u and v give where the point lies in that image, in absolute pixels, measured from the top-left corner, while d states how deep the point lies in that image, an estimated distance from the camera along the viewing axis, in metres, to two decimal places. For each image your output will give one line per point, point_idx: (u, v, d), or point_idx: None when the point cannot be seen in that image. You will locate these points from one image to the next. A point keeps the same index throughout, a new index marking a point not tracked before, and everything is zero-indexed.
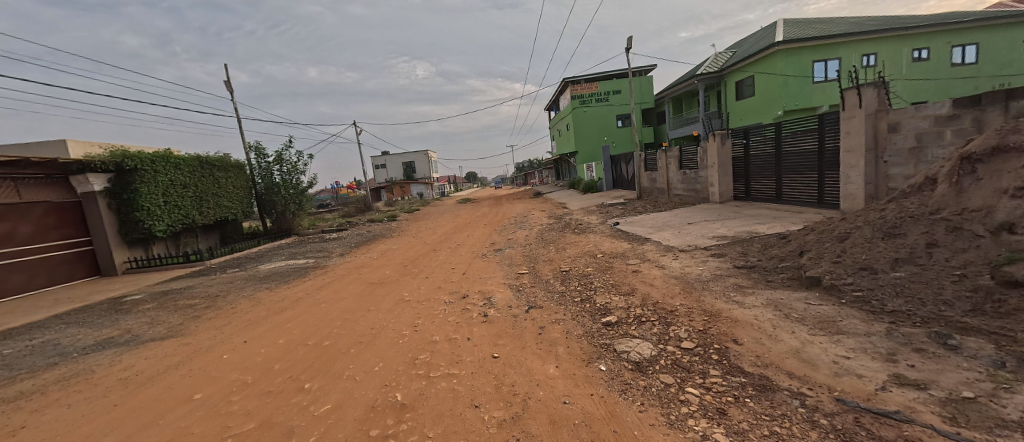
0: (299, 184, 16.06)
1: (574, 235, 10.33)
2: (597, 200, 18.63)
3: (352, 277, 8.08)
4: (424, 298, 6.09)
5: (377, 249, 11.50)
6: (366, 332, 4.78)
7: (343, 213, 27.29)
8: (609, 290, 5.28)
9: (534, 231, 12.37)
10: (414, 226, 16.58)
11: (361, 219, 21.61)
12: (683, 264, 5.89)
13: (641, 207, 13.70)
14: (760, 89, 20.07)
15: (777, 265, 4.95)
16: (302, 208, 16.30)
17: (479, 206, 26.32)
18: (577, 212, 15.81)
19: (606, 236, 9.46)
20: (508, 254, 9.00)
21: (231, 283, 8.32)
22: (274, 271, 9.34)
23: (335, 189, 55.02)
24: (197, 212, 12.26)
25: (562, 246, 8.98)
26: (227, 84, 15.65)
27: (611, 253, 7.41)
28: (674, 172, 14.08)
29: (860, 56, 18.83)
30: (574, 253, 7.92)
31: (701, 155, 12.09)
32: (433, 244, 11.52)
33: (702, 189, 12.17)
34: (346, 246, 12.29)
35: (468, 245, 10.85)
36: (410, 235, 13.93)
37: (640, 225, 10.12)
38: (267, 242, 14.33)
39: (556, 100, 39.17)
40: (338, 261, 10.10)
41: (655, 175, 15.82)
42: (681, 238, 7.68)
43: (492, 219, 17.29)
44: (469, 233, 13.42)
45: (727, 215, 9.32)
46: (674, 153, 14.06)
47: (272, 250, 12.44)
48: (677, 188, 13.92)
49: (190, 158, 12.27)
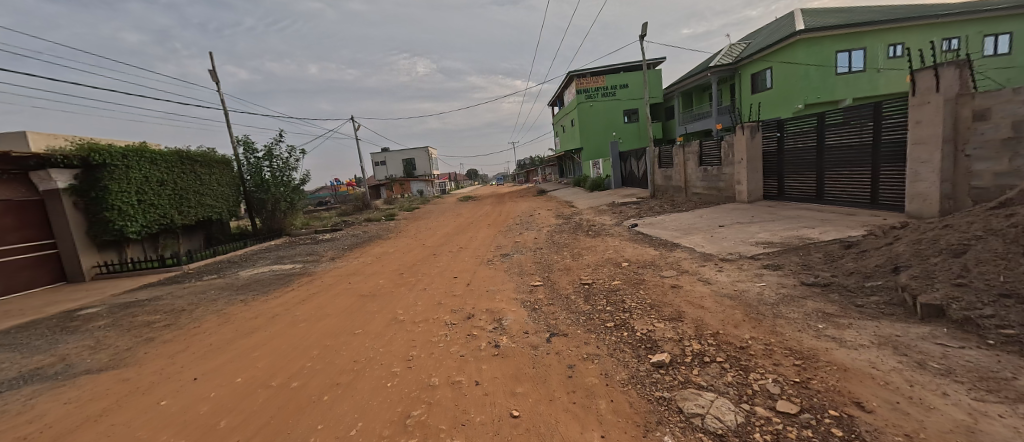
0: (291, 181, 15.08)
1: (588, 238, 9.31)
2: (606, 199, 17.61)
3: (340, 287, 7.08)
4: (422, 317, 5.09)
5: (371, 252, 10.49)
6: (345, 369, 3.77)
7: (340, 212, 26.26)
8: (649, 313, 4.26)
9: (542, 233, 11.33)
10: (413, 226, 15.56)
11: (357, 218, 20.59)
12: (733, 279, 4.87)
13: (657, 206, 12.67)
14: (779, 81, 18.98)
15: (863, 284, 3.93)
16: (294, 207, 15.34)
17: (481, 204, 25.28)
18: (587, 212, 14.77)
19: (626, 240, 8.42)
20: (516, 260, 7.98)
21: (202, 294, 7.34)
22: (255, 279, 8.34)
23: (334, 187, 53.89)
24: (177, 211, 11.29)
25: (577, 251, 7.97)
26: (212, 74, 14.61)
27: (638, 262, 6.40)
28: (693, 169, 13.05)
29: (887, 46, 17.69)
30: (595, 261, 6.90)
31: (726, 150, 11.06)
32: (433, 248, 10.49)
33: (727, 187, 11.15)
34: (338, 249, 11.29)
35: (471, 249, 9.82)
36: (408, 237, 12.91)
37: (663, 228, 9.10)
38: (255, 243, 13.38)
39: (560, 95, 38.04)
40: (327, 267, 9.11)
41: (670, 172, 14.78)
42: (718, 244, 6.66)
43: (495, 219, 16.25)
44: (471, 234, 12.39)
45: (762, 217, 8.29)
46: (693, 148, 13.02)
47: (259, 252, 11.49)
48: (697, 187, 12.88)
49: (169, 153, 11.29)
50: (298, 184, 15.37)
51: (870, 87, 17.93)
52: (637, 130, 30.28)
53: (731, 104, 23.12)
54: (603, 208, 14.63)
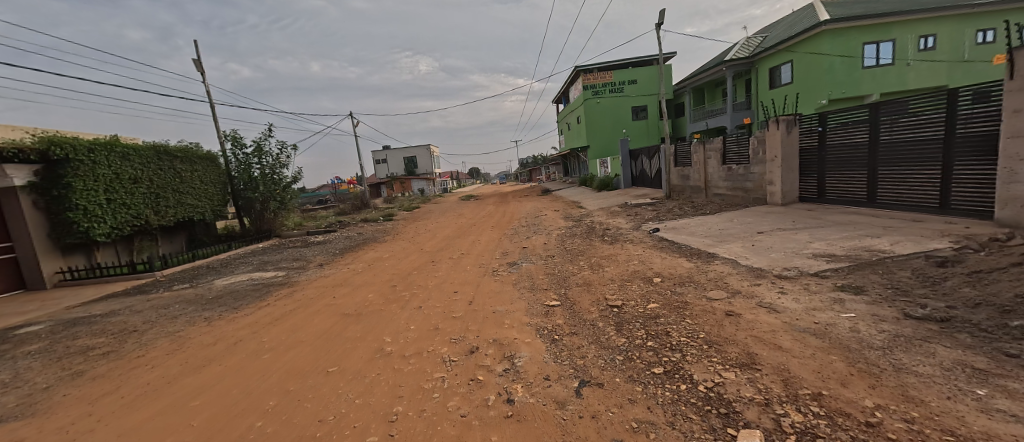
0: (281, 179, 14.09)
1: (605, 245, 8.29)
2: (617, 199, 16.62)
3: (320, 303, 6.09)
4: (413, 350, 4.09)
5: (363, 258, 9.48)
6: (305, 434, 2.79)
7: (337, 211, 25.32)
8: (708, 354, 3.24)
9: (552, 237, 10.35)
10: (412, 228, 14.57)
11: (355, 218, 19.64)
12: (806, 306, 3.86)
13: (677, 208, 11.63)
14: (800, 75, 17.93)
15: (1004, 323, 2.91)
16: (285, 206, 14.36)
17: (484, 204, 24.27)
18: (598, 213, 13.73)
19: (650, 248, 7.42)
20: (526, 271, 6.96)
21: (164, 309, 6.36)
22: (228, 290, 7.35)
23: (334, 185, 52.94)
24: (152, 211, 10.34)
25: (595, 262, 6.96)
26: (197, 63, 13.65)
27: (673, 277, 5.39)
28: (715, 167, 12.00)
29: (917, 37, 16.60)
30: (620, 275, 5.88)
31: (756, 147, 10.02)
32: (432, 253, 9.52)
33: (756, 188, 10.11)
34: (328, 253, 10.31)
35: (474, 256, 8.81)
36: (406, 240, 11.93)
37: (691, 234, 8.06)
38: (241, 245, 12.41)
39: (566, 91, 36.96)
40: (313, 275, 8.12)
41: (688, 171, 13.74)
42: (766, 256, 5.62)
43: (499, 220, 15.25)
44: (474, 238, 11.39)
45: (807, 222, 7.28)
46: (715, 145, 11.98)
47: (242, 257, 10.51)
48: (719, 187, 11.85)
49: (144, 148, 10.34)
50: (289, 183, 14.38)
51: (898, 81, 16.86)
52: (645, 127, 29.19)
53: (746, 100, 22.07)
54: (616, 210, 13.60)
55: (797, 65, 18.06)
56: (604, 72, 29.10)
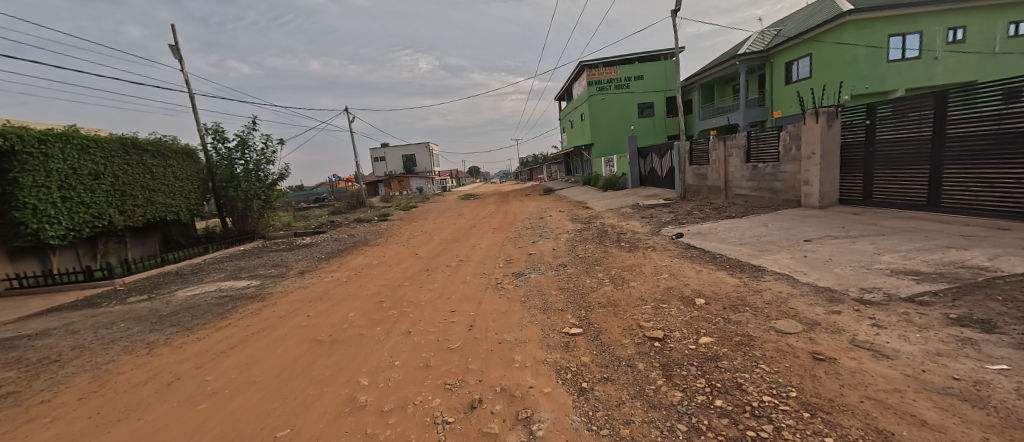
0: (267, 176, 13.04)
1: (624, 253, 7.27)
2: (627, 200, 15.62)
3: (290, 325, 5.07)
4: (394, 402, 3.08)
5: (350, 265, 8.46)
6: None
7: (332, 210, 24.30)
8: (816, 431, 2.23)
9: (560, 241, 9.34)
10: (408, 229, 13.56)
11: (348, 218, 18.61)
12: (926, 349, 2.85)
13: (696, 210, 10.62)
14: (820, 69, 16.96)
15: None
16: (271, 205, 13.33)
17: (484, 204, 23.26)
18: (607, 216, 12.71)
19: (678, 258, 6.41)
20: (535, 285, 5.94)
21: (105, 330, 5.35)
22: (188, 304, 6.33)
23: (331, 183, 51.88)
24: (116, 211, 9.32)
25: (616, 275, 5.95)
26: (174, 50, 12.60)
27: (719, 297, 4.38)
28: (737, 166, 11.00)
29: (946, 29, 15.61)
30: (652, 293, 4.86)
31: (788, 142, 9.00)
32: (427, 260, 8.50)
33: (787, 189, 9.12)
34: (312, 259, 9.30)
35: (474, 264, 7.78)
36: (399, 243, 10.92)
37: (722, 242, 7.05)
38: (220, 247, 11.39)
39: (569, 88, 35.94)
40: (289, 286, 7.09)
41: (705, 170, 12.72)
42: (830, 272, 4.61)
43: (501, 222, 14.24)
44: (474, 242, 10.38)
45: (861, 229, 6.28)
46: (738, 141, 10.97)
47: (217, 262, 9.49)
48: (743, 188, 10.87)
49: (108, 140, 9.33)
50: (275, 180, 13.33)
51: (925, 76, 15.86)
52: (652, 125, 28.18)
53: (759, 97, 21.09)
54: (627, 212, 12.58)
55: (817, 58, 17.07)
56: (609, 67, 28.07)
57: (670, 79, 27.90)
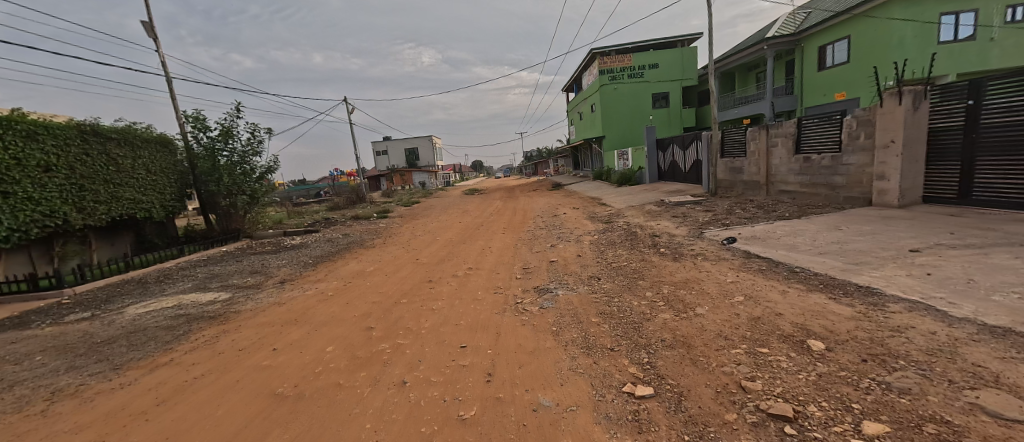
0: (253, 169, 11.77)
1: (669, 263, 5.96)
2: (649, 197, 14.28)
3: (245, 366, 3.79)
4: None
5: (339, 274, 7.20)
6: None
7: (332, 206, 23.09)
8: None
9: (585, 245, 8.04)
10: (408, 228, 12.31)
11: (346, 214, 17.37)
12: None
13: (738, 209, 9.29)
14: (857, 53, 16.17)
15: None
16: (259, 201, 12.06)
17: (491, 199, 21.94)
18: (630, 215, 11.38)
19: (745, 273, 5.08)
20: (567, 306, 4.66)
21: (11, 367, 4.11)
22: (132, 326, 5.08)
23: (333, 178, 50.66)
24: (73, 208, 8.06)
25: (672, 294, 4.65)
26: (148, 27, 11.30)
27: (845, 340, 3.06)
28: (785, 159, 9.68)
29: (1007, 8, 13.90)
30: (735, 326, 3.56)
31: (856, 130, 7.66)
32: (430, 268, 7.23)
33: (853, 184, 7.87)
34: (297, 264, 8.05)
35: (486, 274, 6.51)
36: (399, 246, 9.65)
37: (792, 249, 5.74)
38: (198, 248, 10.05)
39: (578, 78, 34.36)
40: (262, 301, 5.82)
41: (742, 163, 11.34)
42: (993, 303, 3.29)
43: (513, 220, 12.93)
44: (484, 244, 9.07)
45: (981, 235, 4.94)
46: (785, 130, 9.61)
47: (190, 267, 8.22)
48: (792, 183, 9.58)
49: (62, 127, 8.08)
50: (263, 173, 12.05)
51: (978, 60, 14.30)
52: (668, 116, 26.75)
53: (787, 85, 20.14)
54: (653, 211, 11.23)
55: (855, 41, 16.24)
56: (622, 55, 26.56)
57: (686, 67, 26.38)
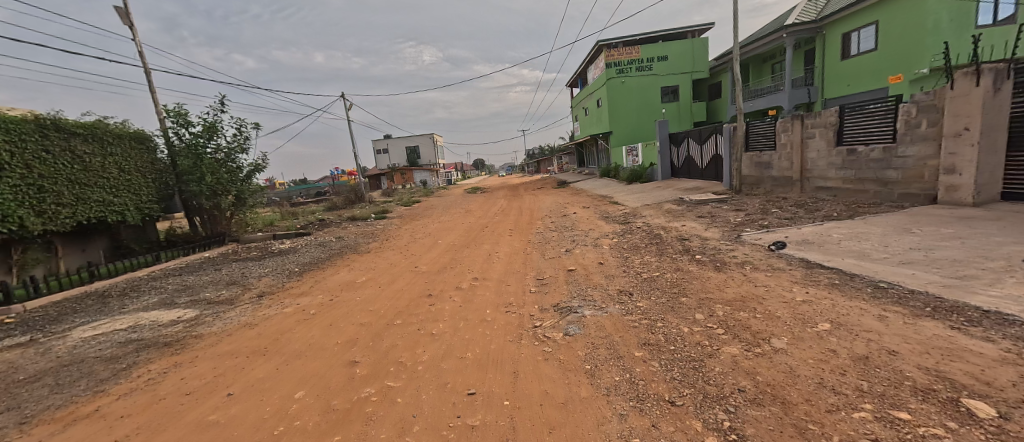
0: (240, 167, 10.85)
1: (712, 273, 5.03)
2: (664, 195, 13.33)
3: (184, 423, 2.86)
4: None
5: (327, 285, 6.30)
6: None
7: (328, 206, 22.22)
8: None
9: (604, 250, 7.13)
10: (408, 231, 11.37)
11: (342, 215, 16.50)
12: None
13: (774, 209, 8.34)
14: (885, 39, 15.60)
15: None
16: (247, 202, 11.13)
17: (493, 198, 21.05)
18: (648, 215, 10.43)
19: (813, 287, 4.17)
20: (600, 333, 3.76)
21: None
22: (68, 356, 4.15)
23: (333, 176, 49.75)
24: (32, 212, 7.08)
25: (729, 316, 3.73)
26: (123, 13, 10.38)
27: (1020, 402, 2.16)
28: (823, 152, 8.81)
29: None
30: (840, 372, 2.65)
31: (917, 119, 6.80)
32: (429, 278, 6.34)
33: (911, 180, 7.06)
34: (280, 273, 7.13)
35: (495, 286, 5.62)
36: (396, 251, 8.76)
37: (862, 258, 4.81)
38: (172, 255, 9.01)
39: (583, 72, 33.34)
40: (232, 320, 4.91)
41: (772, 158, 10.40)
42: None
43: (519, 220, 12.00)
44: (490, 249, 8.18)
45: None
46: (824, 120, 8.70)
47: (162, 276, 7.24)
48: (833, 179, 8.66)
49: (17, 120, 7.12)
50: (250, 172, 11.16)
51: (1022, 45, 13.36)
52: (678, 111, 25.79)
53: (807, 76, 19.51)
54: (674, 210, 10.27)
55: (883, 27, 15.67)
56: (630, 47, 25.58)
57: (697, 59, 25.38)
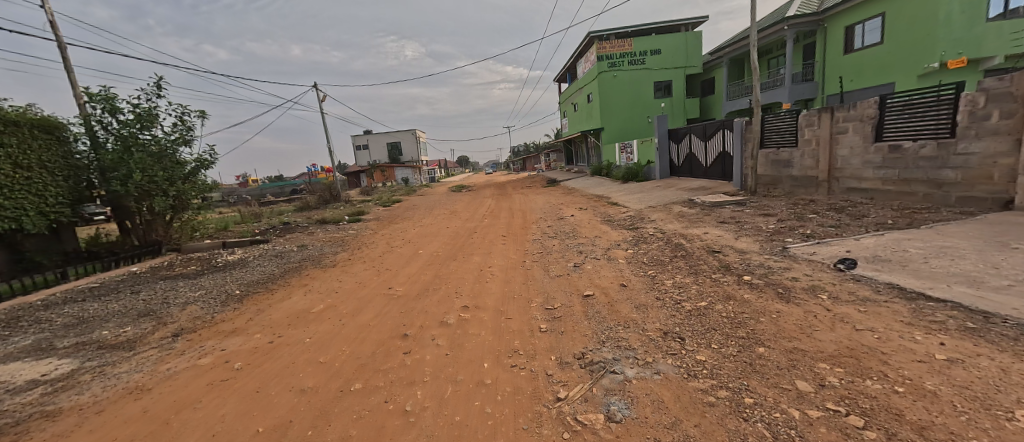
0: (181, 162, 9.15)
1: (780, 305, 3.81)
2: (669, 196, 12.16)
3: None
4: None
5: (270, 317, 4.84)
6: None
7: (300, 206, 20.44)
8: None
9: (620, 265, 5.88)
10: (383, 236, 9.89)
11: (312, 217, 14.85)
12: None
13: (808, 213, 7.25)
14: (893, 32, 14.93)
15: None
16: (190, 204, 9.44)
17: (479, 198, 19.67)
18: (658, 219, 9.26)
19: (939, 332, 2.99)
20: (663, 416, 2.47)
21: None
22: None
23: (310, 172, 47.30)
24: None
25: (851, 387, 2.48)
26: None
27: None
28: (860, 149, 7.76)
29: None
30: None
31: (987, 109, 5.78)
32: (405, 306, 4.95)
33: (974, 181, 6.05)
34: (214, 298, 5.62)
35: (492, 321, 4.28)
36: (367, 263, 7.33)
37: (975, 285, 3.67)
38: (85, 270, 7.31)
39: (571, 67, 32.18)
40: (117, 384, 3.42)
41: (794, 155, 9.36)
42: None
43: (512, 224, 10.68)
44: (481, 262, 6.84)
45: None
46: (861, 112, 7.66)
47: (58, 304, 5.62)
48: (869, 180, 7.63)
49: None
50: (194, 168, 9.47)
51: None
52: (670, 107, 24.89)
53: (806, 70, 18.86)
54: (687, 214, 9.12)
55: (890, 19, 15.00)
56: (622, 40, 24.54)
57: (691, 54, 24.50)
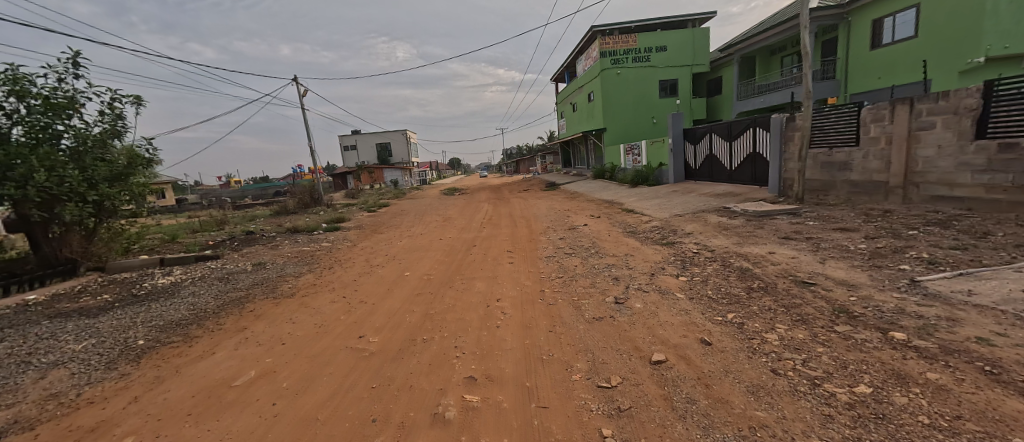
0: (106, 160, 7.24)
1: (1021, 405, 2.22)
2: (696, 203, 10.61)
3: None
4: None
5: (163, 398, 3.07)
6: None
7: (277, 210, 18.58)
8: None
9: (679, 304, 4.25)
10: (363, 251, 8.18)
11: (284, 224, 13.03)
12: None
13: (899, 227, 5.76)
14: (929, 24, 13.68)
15: None
16: (117, 212, 7.53)
17: (474, 202, 18.02)
18: (695, 231, 7.69)
19: None
20: None
21: None
22: None
23: (294, 174, 44.92)
24: None
25: None
26: None
27: None
28: (953, 148, 6.29)
29: None
30: None
31: None
32: (377, 376, 3.22)
33: None
34: (97, 355, 3.80)
35: (519, 418, 2.60)
36: (336, 292, 5.58)
37: None
38: None
39: (570, 65, 30.71)
40: None
41: (855, 156, 7.89)
42: None
43: (517, 236, 9.03)
44: (487, 292, 5.17)
45: None
46: (956, 103, 6.20)
47: None
48: (966, 186, 6.18)
49: None
50: (125, 168, 7.55)
51: None
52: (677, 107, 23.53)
53: (826, 68, 17.65)
54: (732, 226, 7.58)
55: (927, 10, 13.73)
56: (626, 35, 23.07)
57: (697, 51, 23.26)
